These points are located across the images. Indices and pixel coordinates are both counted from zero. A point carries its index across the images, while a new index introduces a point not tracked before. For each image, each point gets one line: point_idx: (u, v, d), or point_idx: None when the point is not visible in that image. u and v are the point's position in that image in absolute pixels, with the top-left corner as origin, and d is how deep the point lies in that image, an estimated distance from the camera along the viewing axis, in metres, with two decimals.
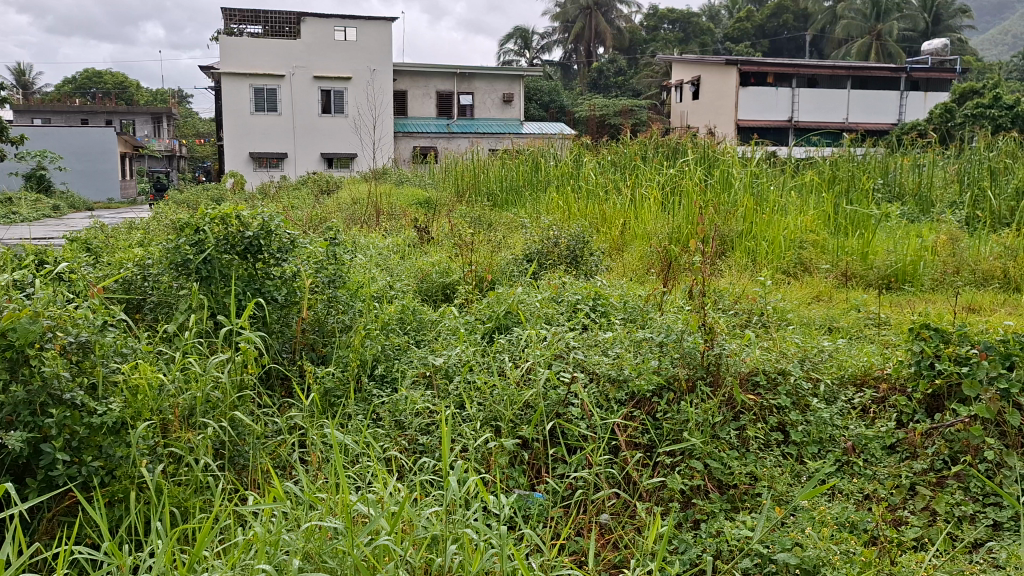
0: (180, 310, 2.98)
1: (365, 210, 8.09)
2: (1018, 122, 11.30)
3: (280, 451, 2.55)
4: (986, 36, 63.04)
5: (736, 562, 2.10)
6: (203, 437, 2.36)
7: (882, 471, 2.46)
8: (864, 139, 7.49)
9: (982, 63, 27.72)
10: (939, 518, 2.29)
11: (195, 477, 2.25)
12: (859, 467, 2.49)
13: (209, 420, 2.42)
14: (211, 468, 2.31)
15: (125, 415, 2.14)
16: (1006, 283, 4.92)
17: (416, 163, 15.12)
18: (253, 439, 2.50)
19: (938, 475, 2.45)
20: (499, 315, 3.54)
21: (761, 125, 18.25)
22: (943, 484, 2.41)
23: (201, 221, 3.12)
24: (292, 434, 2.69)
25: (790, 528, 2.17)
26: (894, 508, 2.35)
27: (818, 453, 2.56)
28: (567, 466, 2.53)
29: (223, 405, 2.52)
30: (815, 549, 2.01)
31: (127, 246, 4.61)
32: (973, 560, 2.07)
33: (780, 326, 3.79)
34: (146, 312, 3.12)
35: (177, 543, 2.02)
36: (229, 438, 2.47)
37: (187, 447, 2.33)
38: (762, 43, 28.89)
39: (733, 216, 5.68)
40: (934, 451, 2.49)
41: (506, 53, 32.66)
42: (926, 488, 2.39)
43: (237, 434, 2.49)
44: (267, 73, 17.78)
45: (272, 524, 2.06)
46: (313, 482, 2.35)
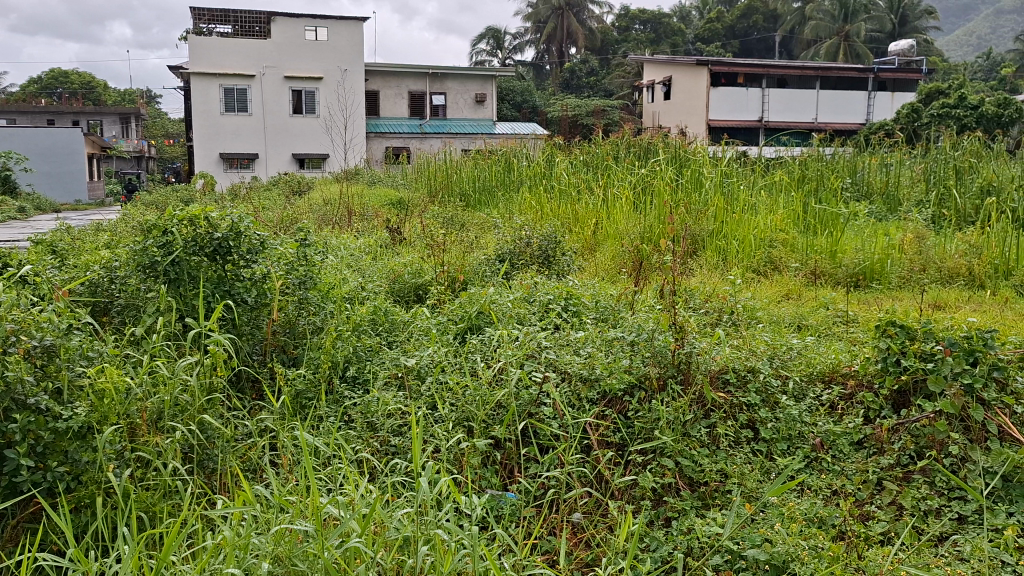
0: (148, 313, 2.93)
1: (337, 210, 8.05)
2: (982, 122, 11.50)
3: (250, 454, 2.52)
4: (953, 36, 64.09)
5: (707, 559, 2.11)
6: (171, 441, 2.32)
7: (850, 466, 2.49)
8: (833, 139, 7.56)
9: (948, 64, 28.16)
10: (905, 512, 2.32)
11: (163, 481, 2.22)
12: (828, 464, 2.52)
13: (177, 423, 2.37)
14: (180, 472, 2.28)
15: (91, 419, 2.11)
16: (971, 280, 5.02)
17: (388, 163, 15.05)
18: (222, 442, 2.47)
19: (905, 470, 2.49)
20: (471, 315, 3.54)
21: (732, 125, 18.40)
22: (910, 479, 2.44)
23: (169, 223, 3.07)
24: (262, 437, 2.67)
25: (760, 524, 2.20)
26: (862, 503, 2.38)
27: (788, 449, 2.59)
28: (539, 466, 2.53)
29: (191, 408, 2.47)
30: (785, 545, 2.04)
31: (93, 248, 4.53)
32: (939, 553, 2.10)
33: (750, 324, 3.83)
34: (113, 315, 3.08)
35: (143, 549, 2.00)
36: (198, 441, 2.42)
37: (155, 451, 2.29)
38: (731, 43, 29.10)
39: (704, 216, 5.73)
40: (900, 447, 2.54)
41: (478, 53, 32.66)
42: (893, 483, 2.43)
43: (206, 437, 2.44)
44: (237, 73, 17.61)
45: (242, 528, 2.04)
46: (283, 486, 2.33)
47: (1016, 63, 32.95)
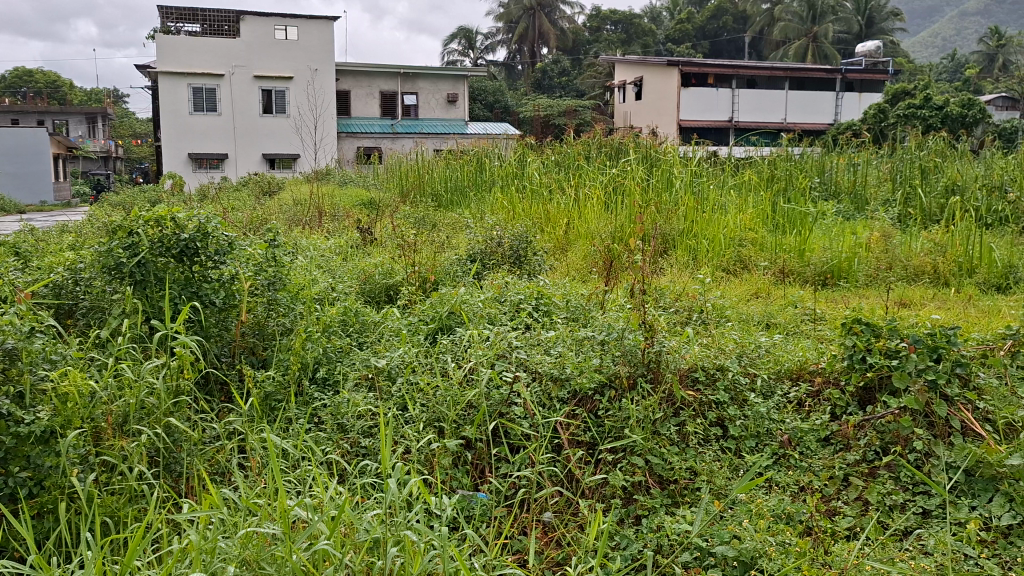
0: (113, 315, 2.87)
1: (308, 211, 7.99)
2: (946, 123, 11.65)
3: (218, 458, 2.47)
4: (919, 39, 65.05)
5: (676, 556, 2.11)
6: (137, 445, 2.28)
7: (817, 463, 2.51)
8: (801, 139, 7.61)
9: (913, 65, 28.57)
10: (871, 507, 2.34)
11: (129, 486, 2.18)
12: (795, 460, 2.54)
13: (142, 427, 2.33)
14: (146, 475, 2.24)
15: (54, 423, 2.09)
16: (936, 278, 5.08)
17: (360, 163, 14.96)
18: (189, 445, 2.42)
19: (870, 466, 2.51)
20: (442, 315, 3.51)
21: (702, 125, 18.52)
22: (875, 475, 2.47)
23: (134, 223, 3.00)
24: (230, 439, 2.62)
25: (728, 521, 2.21)
26: (829, 499, 2.40)
27: (756, 446, 2.61)
28: (510, 466, 2.52)
29: (157, 412, 2.43)
30: (753, 541, 2.06)
31: (56, 250, 4.44)
32: (903, 547, 2.12)
33: (719, 322, 3.85)
34: (78, 318, 3.02)
35: (107, 555, 1.97)
36: (163, 445, 2.38)
37: (121, 455, 2.25)
38: (701, 43, 29.28)
39: (675, 215, 5.75)
40: (866, 443, 2.56)
41: (450, 53, 32.59)
42: (859, 478, 2.45)
43: (172, 440, 2.40)
44: (205, 72, 17.40)
45: (208, 532, 2.01)
46: (251, 489, 2.30)
47: (979, 64, 33.52)
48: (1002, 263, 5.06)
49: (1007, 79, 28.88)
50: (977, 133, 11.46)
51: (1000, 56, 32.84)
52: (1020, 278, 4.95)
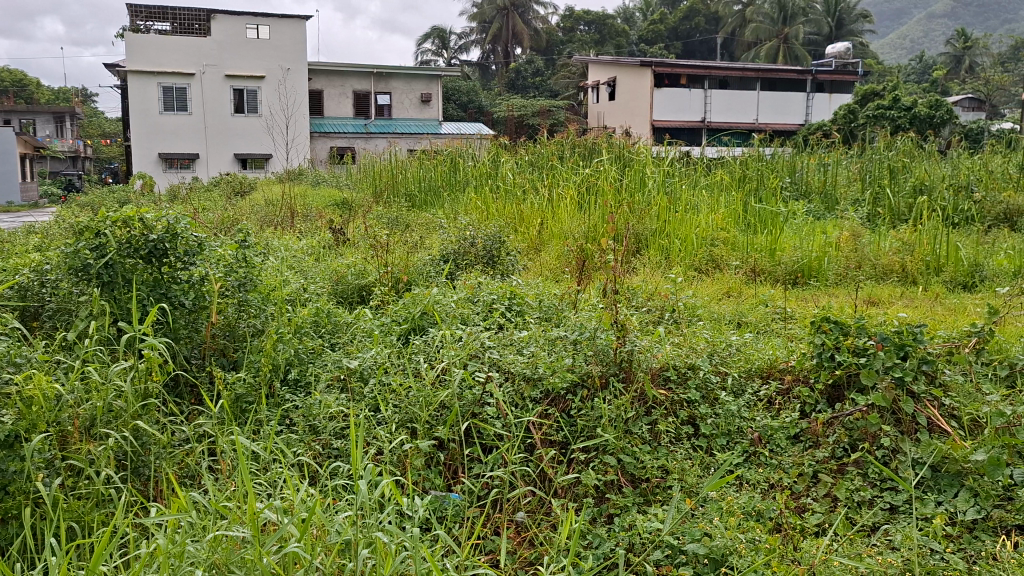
0: (80, 317, 2.82)
1: (280, 211, 7.93)
2: (915, 123, 11.78)
3: (188, 461, 2.42)
4: (888, 41, 65.82)
5: (647, 554, 2.12)
6: (105, 448, 2.25)
7: (787, 460, 2.53)
8: (773, 139, 7.65)
9: (883, 67, 28.89)
10: (840, 504, 2.36)
11: (96, 490, 2.16)
12: (766, 458, 2.56)
13: (110, 430, 2.29)
14: (114, 480, 2.21)
15: (19, 428, 2.11)
16: (904, 276, 5.13)
17: (333, 163, 14.85)
18: (158, 448, 2.37)
19: (839, 463, 2.53)
20: (415, 315, 3.49)
21: (675, 125, 18.61)
22: (844, 471, 2.49)
23: (102, 224, 2.94)
24: (200, 442, 2.57)
25: (700, 519, 2.21)
26: (799, 495, 2.42)
27: (727, 445, 2.63)
28: (482, 465, 2.50)
29: (125, 415, 2.38)
30: (723, 539, 2.07)
31: (20, 251, 4.35)
32: (871, 542, 2.14)
33: (690, 322, 3.86)
34: (44, 320, 2.96)
35: (73, 560, 1.94)
36: (132, 448, 2.34)
37: (87, 459, 2.23)
38: (674, 44, 29.43)
39: (647, 215, 5.77)
40: (835, 440, 2.57)
41: (424, 53, 32.49)
42: (828, 475, 2.47)
43: (141, 444, 2.36)
44: (175, 71, 17.19)
45: (176, 536, 1.98)
46: (221, 491, 2.27)
47: (947, 66, 33.96)
48: (968, 262, 5.13)
49: (973, 80, 29.27)
50: (944, 133, 11.59)
51: (966, 58, 33.29)
52: (985, 276, 5.01)
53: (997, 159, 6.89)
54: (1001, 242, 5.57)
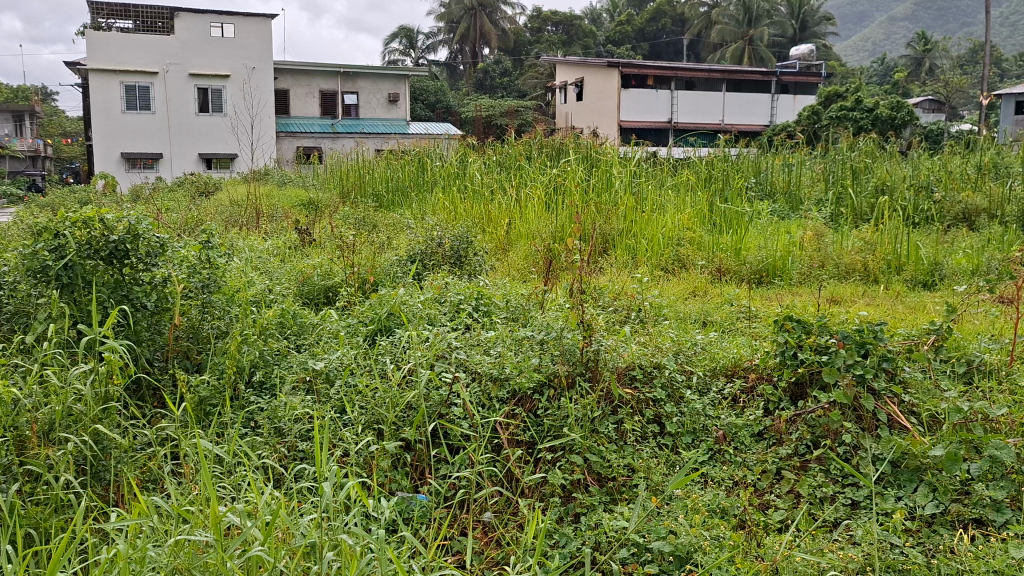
0: (38, 320, 2.76)
1: (246, 211, 7.85)
2: (876, 124, 11.95)
3: (150, 465, 2.39)
4: (849, 44, 66.77)
5: (614, 553, 2.13)
6: (64, 453, 2.22)
7: (751, 457, 2.56)
8: (738, 140, 7.72)
9: (845, 70, 29.34)
10: (803, 500, 2.39)
11: (55, 495, 2.14)
12: (730, 455, 2.58)
13: (69, 434, 2.26)
14: (74, 485, 2.18)
15: None
16: (866, 275, 5.20)
17: (299, 163, 14.72)
18: (119, 452, 2.33)
19: (802, 459, 2.56)
20: (381, 316, 3.46)
21: (642, 126, 18.74)
22: (806, 468, 2.52)
23: (61, 225, 2.85)
24: (163, 446, 2.54)
25: (665, 517, 2.23)
26: (762, 492, 2.44)
27: (692, 442, 2.65)
28: (450, 466, 2.48)
29: (86, 418, 2.35)
30: (688, 536, 2.09)
31: None
32: (833, 537, 2.17)
33: (656, 321, 3.88)
34: (1, 322, 2.89)
35: (29, 566, 1.90)
36: (92, 453, 2.30)
37: (46, 464, 2.20)
38: (641, 45, 29.62)
39: (614, 215, 5.80)
40: (798, 437, 2.61)
41: (391, 52, 32.32)
42: (791, 471, 2.50)
43: (101, 448, 2.32)
44: (138, 69, 16.92)
45: (137, 541, 1.95)
46: (183, 495, 2.24)
47: (908, 68, 34.49)
48: (928, 261, 5.22)
49: (933, 83, 29.78)
50: (905, 135, 11.78)
51: (926, 61, 33.92)
52: (944, 275, 5.09)
53: (956, 160, 7.02)
54: (960, 241, 5.67)
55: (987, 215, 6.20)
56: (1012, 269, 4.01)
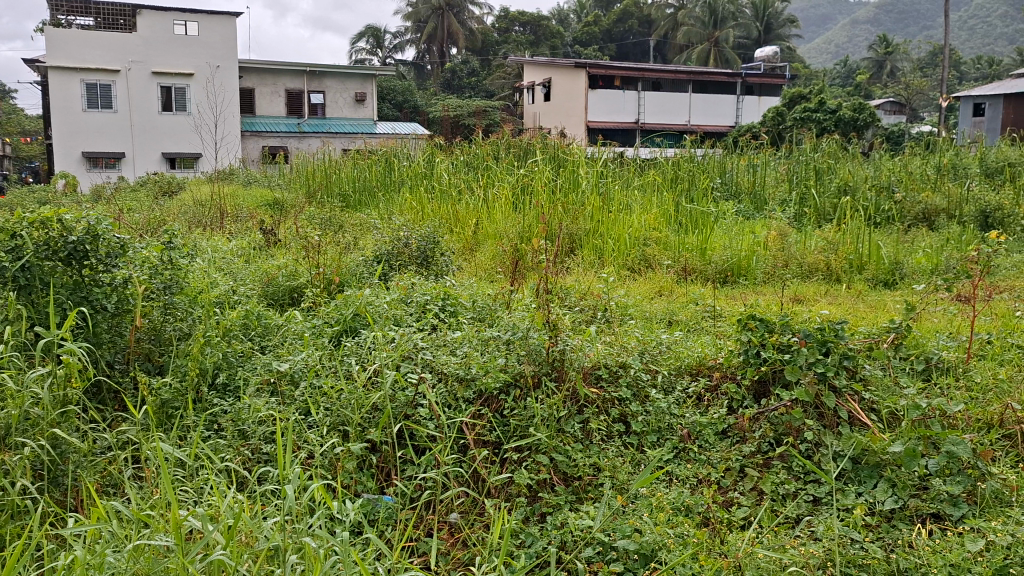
0: None
1: (210, 212, 7.73)
2: (839, 126, 12.10)
3: (111, 469, 2.35)
4: (813, 46, 67.55)
5: (579, 552, 2.13)
6: (20, 458, 2.18)
7: (715, 455, 2.58)
8: (704, 141, 7.78)
9: (808, 71, 29.73)
10: (766, 497, 2.40)
11: (11, 501, 2.09)
12: (695, 453, 2.60)
13: (26, 439, 2.22)
14: (30, 490, 2.14)
15: None
16: (828, 275, 5.25)
17: (265, 163, 14.56)
18: (78, 457, 2.29)
19: (765, 457, 2.58)
20: (347, 317, 3.43)
21: (609, 126, 18.81)
22: (769, 465, 2.54)
23: (17, 226, 2.72)
24: (124, 449, 2.50)
25: (630, 515, 2.24)
26: (726, 490, 2.45)
27: (657, 441, 2.66)
28: (416, 467, 2.46)
29: (43, 423, 2.30)
30: (653, 534, 2.09)
31: None
32: (795, 533, 2.19)
33: (622, 320, 3.89)
34: None
35: None
36: (50, 457, 2.26)
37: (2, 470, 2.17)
38: (608, 46, 29.75)
39: (581, 215, 5.80)
40: (761, 435, 2.63)
41: (358, 52, 32.09)
42: (754, 469, 2.51)
43: (59, 453, 2.27)
44: (99, 67, 16.62)
45: (96, 547, 1.92)
46: (144, 500, 2.20)
47: (869, 70, 35.04)
48: (889, 261, 5.29)
49: (894, 85, 30.30)
50: (867, 136, 11.97)
51: (887, 63, 34.52)
52: (905, 274, 5.18)
53: (915, 161, 7.15)
54: (920, 240, 5.77)
55: (946, 215, 6.34)
56: (968, 268, 4.10)
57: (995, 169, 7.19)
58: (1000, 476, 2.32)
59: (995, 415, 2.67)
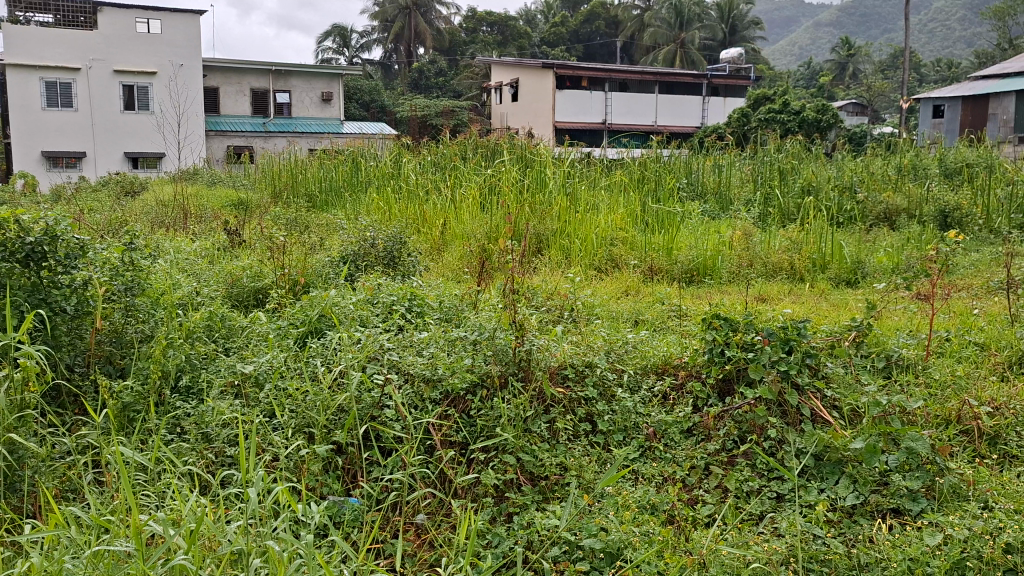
0: None
1: (173, 213, 7.60)
2: (802, 127, 12.25)
3: (70, 474, 2.31)
4: (778, 47, 68.28)
5: (545, 551, 2.12)
6: None
7: (680, 453, 2.58)
8: (670, 142, 7.82)
9: (773, 73, 30.09)
10: (730, 494, 2.42)
11: None
12: (660, 452, 2.60)
13: None
14: None
15: None
16: (792, 274, 5.29)
17: (229, 163, 14.35)
18: (36, 463, 2.25)
19: (729, 454, 2.60)
20: (312, 318, 3.39)
21: (577, 126, 18.87)
22: (733, 463, 2.56)
23: None
24: (84, 455, 2.46)
25: (596, 514, 2.24)
26: (691, 488, 2.46)
27: (623, 440, 2.67)
28: (382, 468, 2.44)
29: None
30: (618, 533, 2.10)
31: None
32: (759, 530, 2.20)
33: (588, 320, 3.90)
34: None
35: None
36: (6, 463, 2.21)
37: None
38: (576, 47, 29.86)
39: (548, 216, 5.80)
40: (725, 432, 2.65)
41: (324, 51, 31.85)
42: (719, 467, 2.53)
43: (16, 458, 2.23)
44: (59, 65, 16.31)
45: (54, 553, 1.88)
46: (104, 506, 2.16)
47: (833, 72, 35.54)
48: (851, 260, 5.35)
49: (857, 88, 30.75)
50: (830, 136, 12.12)
51: (851, 65, 35.06)
52: (867, 273, 5.26)
53: (877, 162, 7.27)
54: (881, 240, 5.84)
55: (906, 215, 6.44)
56: (928, 266, 4.17)
57: (954, 169, 7.33)
58: (958, 471, 2.35)
59: (953, 411, 2.71)
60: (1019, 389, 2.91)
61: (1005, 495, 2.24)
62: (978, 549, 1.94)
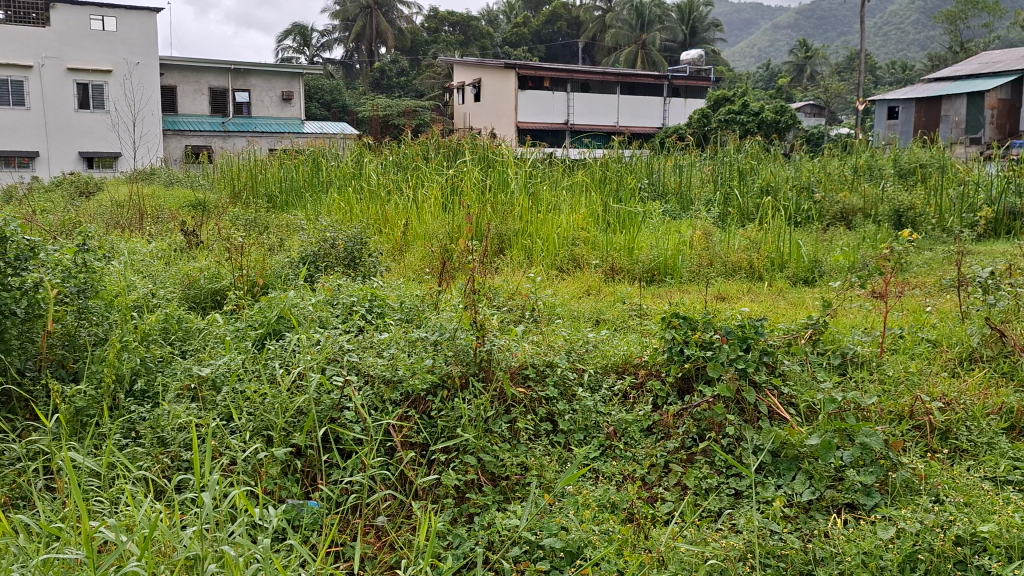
0: None
1: (127, 214, 7.42)
2: (761, 127, 12.37)
3: (20, 481, 2.24)
4: (738, 49, 69.04)
5: (506, 551, 2.09)
6: None
7: (640, 451, 2.57)
8: (632, 142, 7.84)
9: (733, 75, 30.39)
10: (690, 491, 2.42)
11: None
12: (620, 450, 2.59)
13: None
14: None
15: None
16: (751, 274, 5.34)
17: (187, 163, 14.10)
18: None
19: (688, 452, 2.60)
20: (271, 320, 3.34)
21: (539, 127, 18.87)
22: (693, 460, 2.56)
23: None
24: (34, 460, 2.38)
25: (556, 514, 2.22)
26: (652, 486, 2.46)
27: (584, 439, 2.65)
28: (342, 471, 2.39)
29: None
30: (578, 532, 2.08)
31: None
32: (717, 526, 2.21)
33: (549, 320, 3.89)
34: None
35: None
36: None
37: None
38: (538, 48, 29.90)
39: (510, 216, 5.78)
40: (685, 430, 2.65)
41: (285, 50, 31.52)
42: (679, 465, 2.52)
43: None
44: (9, 63, 15.89)
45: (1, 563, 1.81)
46: (55, 513, 2.09)
47: (791, 74, 36.03)
48: (808, 258, 5.40)
49: (815, 89, 31.16)
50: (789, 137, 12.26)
51: (808, 67, 35.56)
52: (824, 272, 5.31)
53: (833, 163, 7.36)
54: (838, 240, 5.90)
55: (862, 214, 6.53)
56: (882, 266, 4.22)
57: (908, 170, 7.44)
58: (911, 465, 2.37)
59: (906, 407, 2.74)
60: (969, 385, 2.96)
61: (955, 489, 2.27)
62: (929, 541, 1.96)
